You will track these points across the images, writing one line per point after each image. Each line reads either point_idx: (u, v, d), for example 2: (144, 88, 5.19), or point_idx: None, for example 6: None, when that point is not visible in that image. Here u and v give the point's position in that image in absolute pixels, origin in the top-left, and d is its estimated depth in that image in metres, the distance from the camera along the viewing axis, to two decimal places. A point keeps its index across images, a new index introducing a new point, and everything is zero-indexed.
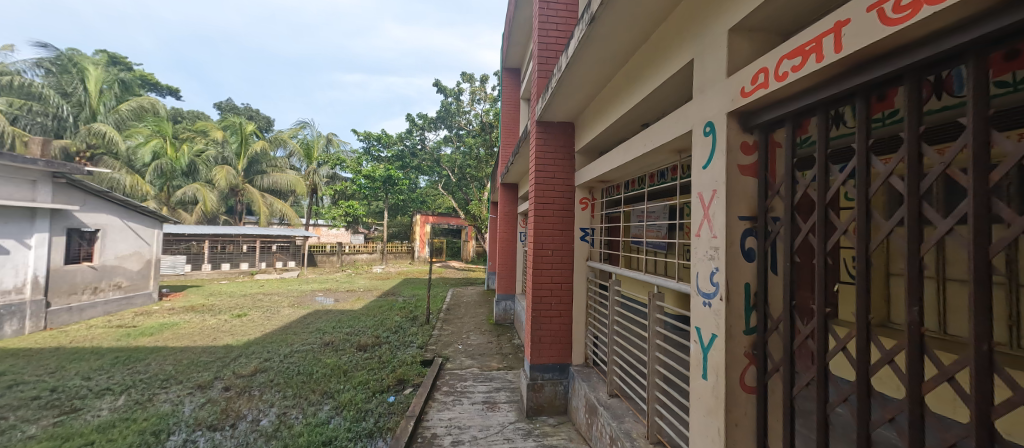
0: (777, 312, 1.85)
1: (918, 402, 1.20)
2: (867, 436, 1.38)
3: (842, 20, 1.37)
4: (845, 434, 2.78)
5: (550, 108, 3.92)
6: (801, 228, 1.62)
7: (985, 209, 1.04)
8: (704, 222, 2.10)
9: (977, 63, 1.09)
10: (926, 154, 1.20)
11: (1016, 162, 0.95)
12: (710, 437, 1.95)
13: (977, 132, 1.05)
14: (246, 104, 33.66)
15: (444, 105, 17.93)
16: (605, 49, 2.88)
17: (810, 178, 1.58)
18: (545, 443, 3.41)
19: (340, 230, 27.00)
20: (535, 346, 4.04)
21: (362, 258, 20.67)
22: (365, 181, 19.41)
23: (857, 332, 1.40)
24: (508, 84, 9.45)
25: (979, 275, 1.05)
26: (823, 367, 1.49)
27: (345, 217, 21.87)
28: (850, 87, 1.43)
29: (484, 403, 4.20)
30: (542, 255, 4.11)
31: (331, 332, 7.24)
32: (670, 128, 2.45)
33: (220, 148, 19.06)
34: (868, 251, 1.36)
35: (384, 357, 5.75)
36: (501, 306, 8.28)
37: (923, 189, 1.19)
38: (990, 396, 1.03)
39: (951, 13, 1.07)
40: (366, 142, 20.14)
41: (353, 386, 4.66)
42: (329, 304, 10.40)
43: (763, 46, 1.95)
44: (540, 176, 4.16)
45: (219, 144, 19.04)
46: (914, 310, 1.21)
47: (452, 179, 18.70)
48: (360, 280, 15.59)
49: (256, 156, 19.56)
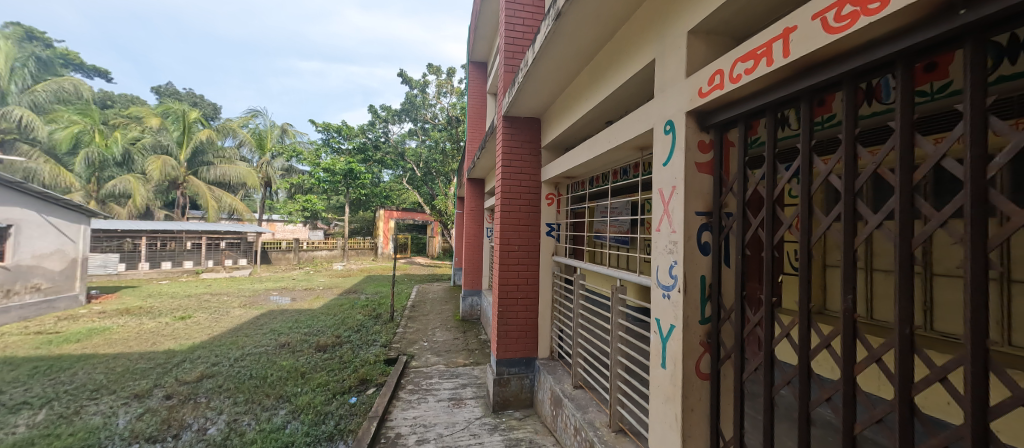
0: (728, 302, 1.95)
1: (851, 382, 1.30)
2: (807, 415, 1.47)
3: (790, 26, 1.45)
4: (787, 414, 3.02)
5: (517, 103, 3.89)
6: (751, 223, 1.70)
7: (907, 205, 1.14)
8: (664, 217, 2.16)
9: (904, 71, 1.18)
10: (861, 155, 1.29)
11: (936, 163, 1.04)
12: (668, 423, 2.03)
13: (903, 134, 1.14)
14: (187, 89, 31.33)
15: (409, 97, 17.46)
16: (571, 45, 2.90)
17: (760, 176, 1.67)
18: (512, 437, 3.43)
19: (298, 226, 25.70)
20: (501, 341, 4.04)
21: (322, 255, 19.83)
22: (324, 174, 18.49)
23: (799, 319, 1.50)
24: (475, 78, 9.34)
25: (903, 265, 1.14)
26: (769, 353, 1.59)
27: (302, 213, 20.82)
28: (796, 91, 1.51)
29: (450, 400, 4.16)
30: (508, 251, 4.11)
31: (286, 333, 6.89)
32: (633, 125, 2.50)
33: (158, 134, 17.14)
34: (810, 244, 1.45)
35: (345, 357, 5.54)
36: (467, 301, 8.22)
37: (857, 187, 1.28)
38: (910, 375, 1.13)
39: (884, 25, 1.15)
40: (325, 133, 18.86)
41: (312, 389, 4.45)
42: (284, 303, 9.88)
43: (719, 49, 2.02)
44: (507, 171, 4.14)
45: (155, 131, 17.13)
46: (848, 298, 1.30)
47: (417, 173, 17.86)
48: (319, 278, 14.96)
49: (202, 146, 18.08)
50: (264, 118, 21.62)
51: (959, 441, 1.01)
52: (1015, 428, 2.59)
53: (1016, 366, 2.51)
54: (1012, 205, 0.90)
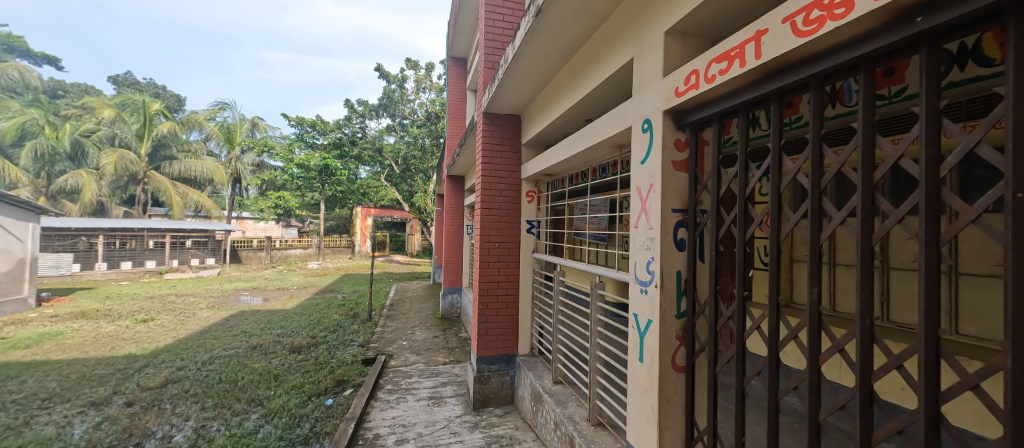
0: (703, 296, 2.01)
1: (816, 371, 1.36)
2: (775, 403, 1.53)
3: (762, 29, 1.49)
4: (758, 403, 3.15)
5: (497, 99, 3.87)
6: (725, 220, 1.75)
7: (869, 202, 1.19)
8: (642, 214, 2.20)
9: (866, 74, 1.24)
10: (826, 155, 1.34)
11: (895, 162, 1.09)
12: (646, 415, 2.07)
13: (865, 135, 1.20)
14: (147, 79, 29.70)
15: (387, 92, 17.07)
16: (551, 43, 2.90)
17: (733, 174, 1.72)
18: (492, 434, 3.43)
19: (270, 224, 24.80)
20: (481, 338, 4.03)
21: (296, 253, 19.26)
22: (298, 170, 18.13)
23: (769, 313, 1.55)
24: (455, 74, 9.24)
25: (864, 259, 1.19)
26: (741, 346, 1.64)
27: (275, 210, 20.06)
28: (767, 92, 1.56)
29: (430, 399, 4.12)
30: (488, 248, 4.09)
31: (258, 334, 6.64)
32: (612, 123, 2.52)
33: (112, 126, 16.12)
34: (779, 240, 1.50)
35: (321, 358, 5.41)
36: (446, 299, 8.19)
37: (823, 185, 1.34)
38: (870, 364, 1.18)
39: (847, 30, 1.20)
40: (299, 128, 18.33)
41: (285, 392, 4.32)
42: (256, 303, 9.53)
43: (695, 50, 2.07)
44: (488, 168, 4.11)
45: (111, 124, 16.13)
46: (814, 291, 1.36)
47: (396, 170, 17.49)
48: (293, 277, 14.51)
49: (165, 139, 17.10)
50: (233, 112, 20.73)
51: (914, 424, 1.08)
52: (960, 410, 2.80)
53: (963, 352, 2.70)
54: (962, 201, 0.95)
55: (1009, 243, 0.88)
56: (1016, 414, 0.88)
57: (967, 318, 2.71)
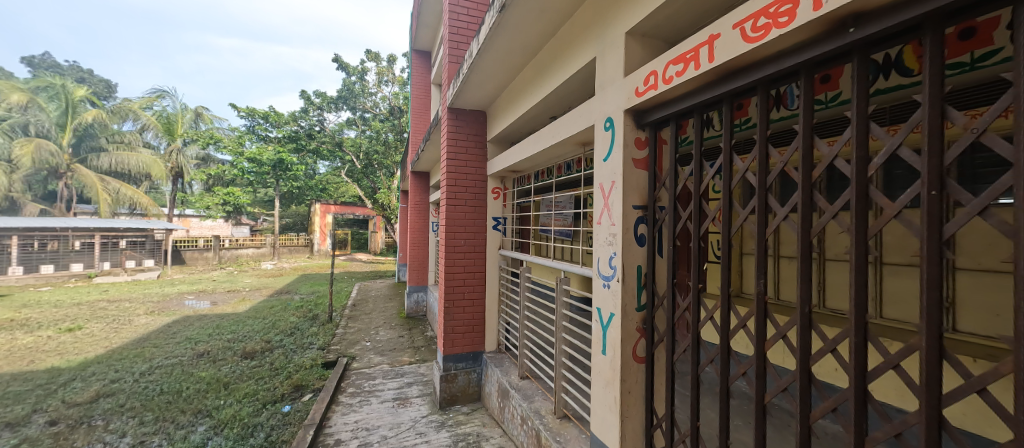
0: (661, 289, 2.08)
1: (762, 357, 1.45)
2: (726, 388, 1.62)
3: (714, 34, 1.56)
4: (711, 389, 3.33)
5: (462, 94, 3.81)
6: (681, 216, 1.83)
7: (808, 199, 1.28)
8: (605, 210, 2.25)
9: (806, 80, 1.33)
10: (772, 155, 1.42)
11: (829, 162, 1.18)
12: (608, 405, 2.14)
13: (804, 137, 1.28)
14: (71, 62, 26.86)
15: (346, 84, 16.41)
16: (515, 40, 2.89)
17: (689, 172, 1.79)
18: (458, 433, 3.41)
19: (219, 222, 23.12)
20: (447, 337, 3.98)
21: (248, 253, 18.09)
22: (249, 165, 17.00)
23: (722, 303, 1.64)
24: (418, 69, 9.00)
25: (803, 252, 1.29)
26: (696, 335, 1.72)
27: (223, 208, 18.67)
28: (718, 94, 1.63)
29: (395, 400, 4.04)
30: (453, 245, 4.03)
31: (204, 341, 6.20)
32: (575, 121, 2.56)
33: (23, 113, 14.76)
34: (730, 235, 1.58)
35: (277, 363, 5.13)
36: (412, 298, 8.08)
37: (768, 183, 1.42)
38: (809, 348, 1.28)
39: (790, 38, 1.28)
40: (250, 119, 17.27)
41: (237, 401, 4.07)
42: (203, 307, 8.89)
43: (652, 51, 2.13)
44: (452, 164, 4.05)
45: (22, 111, 14.99)
46: (760, 282, 1.44)
47: (357, 165, 16.85)
48: (246, 278, 13.68)
49: (90, 130, 15.30)
50: (173, 101, 19.09)
51: (846, 402, 1.18)
52: (883, 386, 3.11)
53: (886, 334, 3.00)
54: (886, 198, 1.05)
55: (924, 237, 0.98)
56: (929, 389, 0.98)
57: (890, 303, 3.00)
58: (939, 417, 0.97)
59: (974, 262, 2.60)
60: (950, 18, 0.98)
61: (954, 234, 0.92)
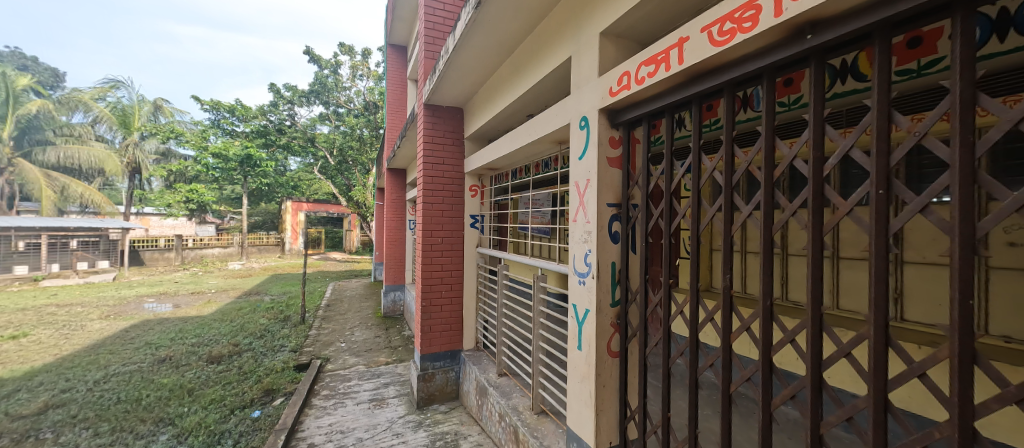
0: (635, 285, 2.14)
1: (728, 348, 1.51)
2: (695, 380, 1.68)
3: (683, 37, 1.61)
4: (682, 381, 3.45)
5: (438, 91, 3.76)
6: (653, 214, 1.88)
7: (769, 197, 1.34)
8: (580, 208, 2.28)
9: (768, 83, 1.39)
10: (737, 155, 1.48)
11: (789, 162, 1.24)
12: (583, 399, 2.18)
13: (767, 138, 1.34)
14: (12, 47, 24.86)
15: (319, 78, 15.88)
16: (492, 37, 2.87)
17: (660, 171, 1.84)
18: (436, 432, 3.40)
19: (181, 220, 21.94)
20: (425, 336, 3.94)
21: (214, 253, 17.27)
22: (214, 160, 16.15)
23: (691, 298, 1.70)
24: (394, 63, 8.82)
25: (766, 248, 1.35)
26: (667, 329, 1.78)
27: (186, 205, 17.62)
28: (688, 95, 1.68)
29: (371, 401, 3.97)
30: (431, 243, 3.99)
31: (166, 346, 5.89)
32: (551, 119, 2.58)
33: None
34: (698, 231, 1.64)
35: (246, 367, 4.94)
36: (389, 297, 7.96)
37: (734, 182, 1.48)
38: (770, 339, 1.34)
39: (753, 43, 1.34)
40: (215, 113, 16.66)
41: (202, 407, 3.90)
42: (164, 311, 8.43)
43: (626, 52, 2.17)
44: (429, 161, 4.00)
45: None
46: (726, 277, 1.50)
47: (331, 161, 16.38)
48: (211, 279, 13.05)
49: (36, 121, 14.57)
50: (129, 91, 17.98)
51: (803, 389, 1.25)
52: (838, 373, 3.31)
53: (841, 323, 3.17)
54: (839, 197, 1.11)
55: (873, 233, 1.05)
56: (877, 375, 1.06)
57: (845, 295, 3.19)
58: (885, 401, 1.05)
59: (919, 256, 2.80)
60: (896, 29, 1.06)
61: (898, 229, 1.00)
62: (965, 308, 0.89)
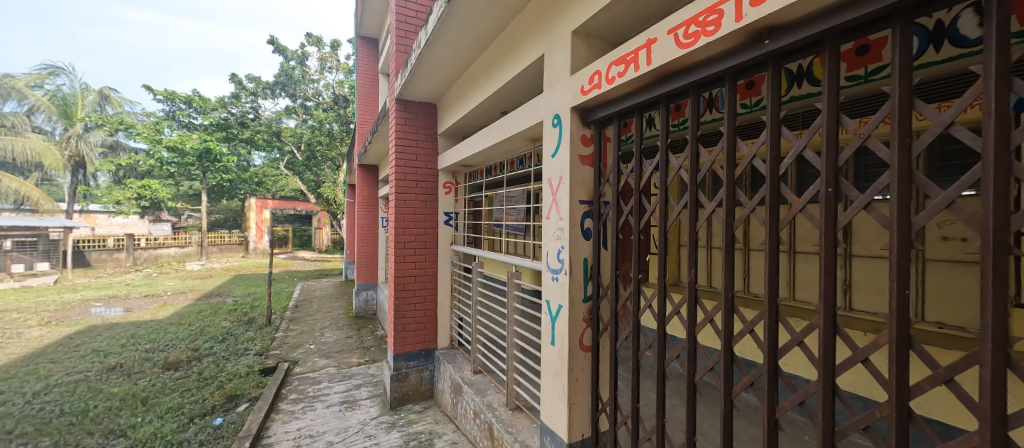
0: (606, 281, 2.18)
1: (692, 340, 1.57)
2: (662, 371, 1.74)
3: (652, 38, 1.65)
4: (650, 372, 3.57)
5: (410, 86, 3.69)
6: (623, 211, 1.92)
7: (731, 195, 1.40)
8: (553, 205, 2.30)
9: (730, 85, 1.44)
10: (702, 155, 1.54)
11: (749, 162, 1.30)
12: (557, 394, 2.21)
13: (729, 138, 1.40)
14: None
15: (285, 69, 15.25)
16: (465, 32, 2.85)
17: (630, 169, 1.89)
18: (410, 432, 3.36)
19: (132, 218, 20.53)
20: (398, 335, 3.88)
21: (171, 254, 16.28)
22: (168, 154, 15.15)
23: (660, 292, 1.75)
24: (364, 56, 8.57)
25: (728, 243, 1.41)
26: (636, 323, 1.83)
27: (138, 202, 16.48)
28: (656, 95, 1.72)
29: (342, 404, 3.88)
30: (404, 242, 3.93)
31: (117, 352, 5.52)
32: (525, 117, 2.59)
33: None
34: (665, 227, 1.69)
35: (207, 372, 4.71)
36: (361, 296, 7.78)
37: (698, 180, 1.53)
38: (731, 330, 1.41)
39: (716, 46, 1.39)
40: (168, 104, 15.73)
41: (158, 416, 3.68)
42: (114, 315, 7.89)
43: (598, 51, 2.20)
44: (402, 158, 3.92)
45: None
46: (692, 272, 1.56)
47: (298, 156, 15.77)
48: (167, 281, 12.32)
49: None
50: (71, 79, 16.63)
51: (760, 376, 1.32)
52: (793, 360, 3.52)
53: (796, 313, 3.36)
54: (794, 195, 1.18)
55: (824, 229, 1.12)
56: (825, 361, 1.13)
57: (800, 287, 3.39)
58: (833, 385, 1.13)
59: (866, 250, 3.01)
60: (844, 37, 1.14)
61: (845, 225, 1.07)
62: (901, 298, 0.97)
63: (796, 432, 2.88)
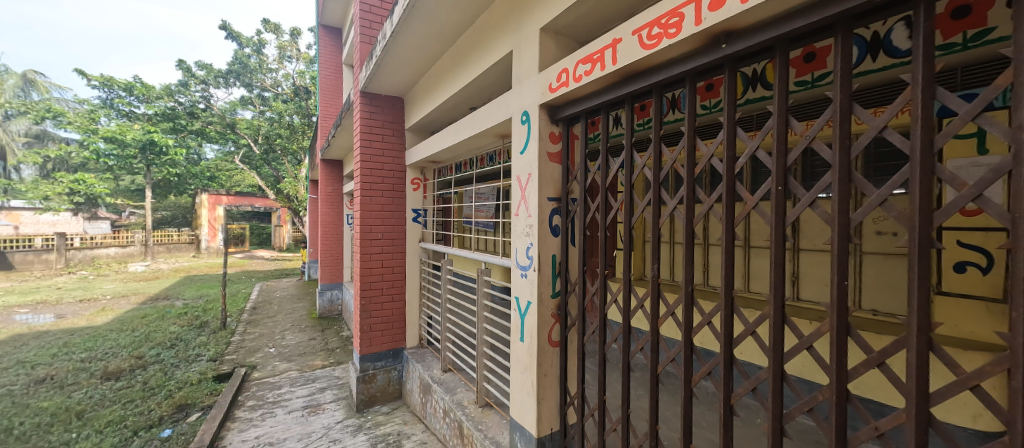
0: (573, 277, 2.21)
1: (655, 332, 1.62)
2: (627, 362, 1.78)
3: (617, 38, 1.67)
4: (615, 364, 3.67)
5: (375, 79, 3.57)
6: (590, 208, 1.96)
7: (691, 192, 1.45)
8: (522, 202, 2.30)
9: (690, 86, 1.49)
10: (664, 153, 1.59)
11: (707, 160, 1.35)
12: (526, 389, 2.23)
13: (689, 137, 1.45)
14: None
15: (239, 58, 14.38)
16: (432, 25, 2.78)
17: (597, 167, 1.92)
18: (378, 434, 3.28)
19: (64, 216, 18.70)
20: (365, 335, 3.77)
21: (110, 254, 14.99)
22: (105, 146, 14.05)
23: (625, 286, 1.79)
24: (327, 46, 8.22)
25: (687, 239, 1.46)
26: (603, 317, 1.87)
27: (71, 198, 15.04)
28: (622, 94, 1.76)
29: (305, 408, 3.74)
30: (370, 239, 3.81)
31: (47, 363, 5.04)
32: (493, 113, 2.57)
33: None
34: (630, 223, 1.74)
35: (154, 381, 4.39)
36: (325, 296, 7.51)
37: (661, 178, 1.58)
38: (690, 322, 1.47)
39: (677, 48, 1.44)
40: (104, 91, 14.42)
41: (96, 431, 3.39)
42: (43, 322, 7.18)
43: (566, 50, 2.22)
44: (367, 153, 3.80)
45: None
46: (655, 266, 1.61)
47: (255, 150, 14.69)
48: (106, 283, 11.37)
49: None
50: None
51: (717, 364, 1.38)
52: (747, 349, 3.74)
53: (750, 304, 3.56)
54: (748, 193, 1.23)
55: (774, 225, 1.18)
56: (775, 348, 1.20)
57: (754, 279, 3.59)
58: (782, 371, 1.20)
59: (813, 244, 3.22)
60: (793, 44, 1.20)
61: (794, 221, 1.13)
62: (840, 288, 1.04)
63: (750, 417, 3.06)
